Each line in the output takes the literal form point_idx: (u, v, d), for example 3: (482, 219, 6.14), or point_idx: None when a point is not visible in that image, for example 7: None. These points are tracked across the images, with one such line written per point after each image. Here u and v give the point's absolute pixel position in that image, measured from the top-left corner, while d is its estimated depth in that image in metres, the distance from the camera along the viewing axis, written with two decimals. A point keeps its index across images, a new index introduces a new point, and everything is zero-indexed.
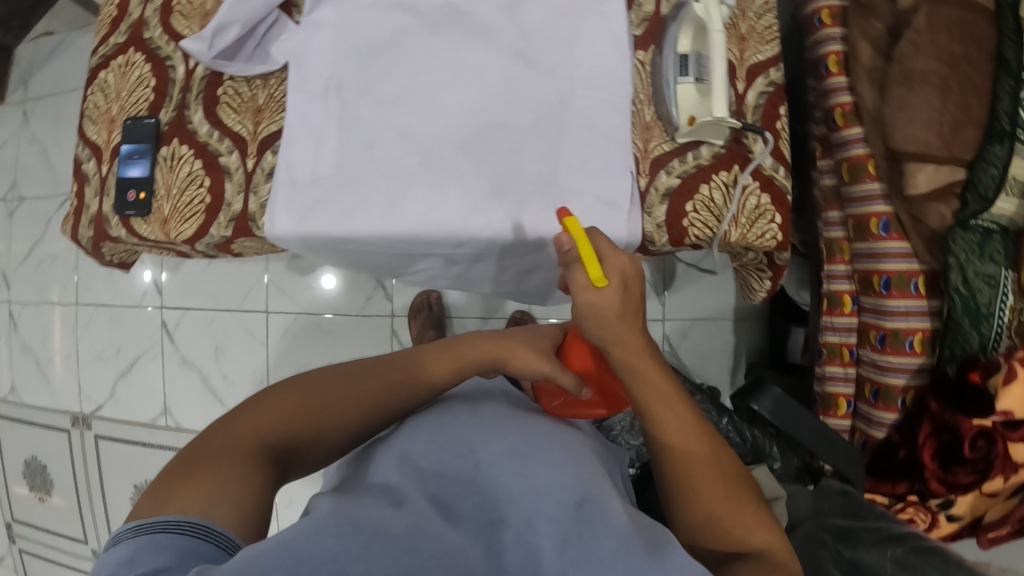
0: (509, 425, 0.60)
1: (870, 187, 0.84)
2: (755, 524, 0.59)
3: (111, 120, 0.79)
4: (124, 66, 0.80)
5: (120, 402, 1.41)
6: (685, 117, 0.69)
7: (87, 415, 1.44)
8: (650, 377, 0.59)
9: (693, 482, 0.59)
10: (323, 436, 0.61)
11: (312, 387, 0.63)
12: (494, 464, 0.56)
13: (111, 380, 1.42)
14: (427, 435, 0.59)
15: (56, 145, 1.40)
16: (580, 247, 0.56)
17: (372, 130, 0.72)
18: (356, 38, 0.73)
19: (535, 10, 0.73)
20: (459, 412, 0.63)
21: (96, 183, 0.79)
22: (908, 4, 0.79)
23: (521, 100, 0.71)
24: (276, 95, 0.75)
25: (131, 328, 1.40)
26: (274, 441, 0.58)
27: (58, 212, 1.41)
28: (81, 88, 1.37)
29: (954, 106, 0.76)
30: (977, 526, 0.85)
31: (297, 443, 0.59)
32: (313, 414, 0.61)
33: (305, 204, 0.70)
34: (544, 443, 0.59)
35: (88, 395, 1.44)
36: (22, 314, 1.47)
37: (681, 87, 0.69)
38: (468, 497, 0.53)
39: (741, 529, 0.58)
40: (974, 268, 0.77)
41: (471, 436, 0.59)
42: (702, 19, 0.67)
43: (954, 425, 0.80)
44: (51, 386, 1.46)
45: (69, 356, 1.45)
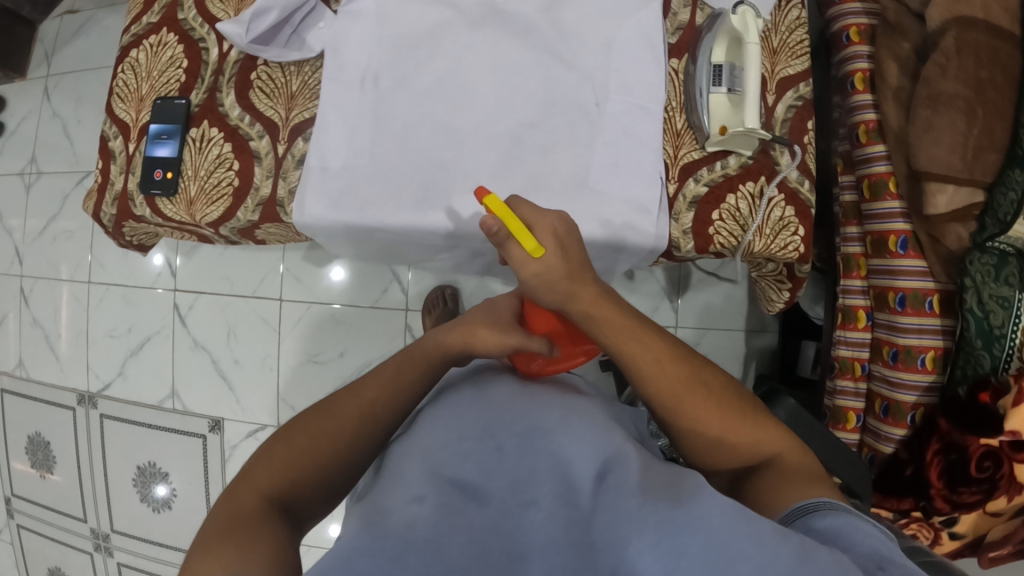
0: (509, 393, 0.62)
1: (891, 204, 0.87)
2: (762, 435, 0.64)
3: (141, 99, 0.79)
4: (155, 46, 0.80)
5: (126, 383, 1.41)
6: (716, 126, 0.70)
7: (93, 394, 1.43)
8: (612, 323, 0.62)
9: (694, 413, 0.64)
10: (330, 468, 0.60)
11: (296, 435, 0.62)
12: (515, 442, 0.55)
13: (118, 360, 1.41)
14: (442, 425, 0.59)
15: (76, 122, 1.39)
16: (511, 224, 0.56)
17: (407, 123, 0.72)
18: (395, 31, 0.74)
19: (573, 12, 0.73)
20: (466, 399, 0.62)
21: (122, 161, 0.79)
22: (936, 25, 0.78)
23: (556, 101, 0.72)
24: (310, 82, 0.75)
25: (141, 310, 1.39)
26: (280, 493, 0.57)
27: (74, 189, 1.40)
28: (104, 67, 1.37)
29: (978, 130, 0.77)
30: (978, 546, 0.86)
31: (305, 486, 0.59)
32: (307, 453, 0.60)
33: (334, 194, 0.71)
34: (559, 413, 0.58)
35: (92, 374, 1.43)
36: (31, 290, 1.46)
37: (714, 97, 0.69)
38: (496, 476, 0.53)
39: (750, 441, 0.64)
40: (988, 290, 0.79)
41: (483, 416, 0.59)
42: (738, 30, 0.67)
43: (961, 443, 0.80)
44: (55, 364, 1.45)
45: (75, 334, 1.44)
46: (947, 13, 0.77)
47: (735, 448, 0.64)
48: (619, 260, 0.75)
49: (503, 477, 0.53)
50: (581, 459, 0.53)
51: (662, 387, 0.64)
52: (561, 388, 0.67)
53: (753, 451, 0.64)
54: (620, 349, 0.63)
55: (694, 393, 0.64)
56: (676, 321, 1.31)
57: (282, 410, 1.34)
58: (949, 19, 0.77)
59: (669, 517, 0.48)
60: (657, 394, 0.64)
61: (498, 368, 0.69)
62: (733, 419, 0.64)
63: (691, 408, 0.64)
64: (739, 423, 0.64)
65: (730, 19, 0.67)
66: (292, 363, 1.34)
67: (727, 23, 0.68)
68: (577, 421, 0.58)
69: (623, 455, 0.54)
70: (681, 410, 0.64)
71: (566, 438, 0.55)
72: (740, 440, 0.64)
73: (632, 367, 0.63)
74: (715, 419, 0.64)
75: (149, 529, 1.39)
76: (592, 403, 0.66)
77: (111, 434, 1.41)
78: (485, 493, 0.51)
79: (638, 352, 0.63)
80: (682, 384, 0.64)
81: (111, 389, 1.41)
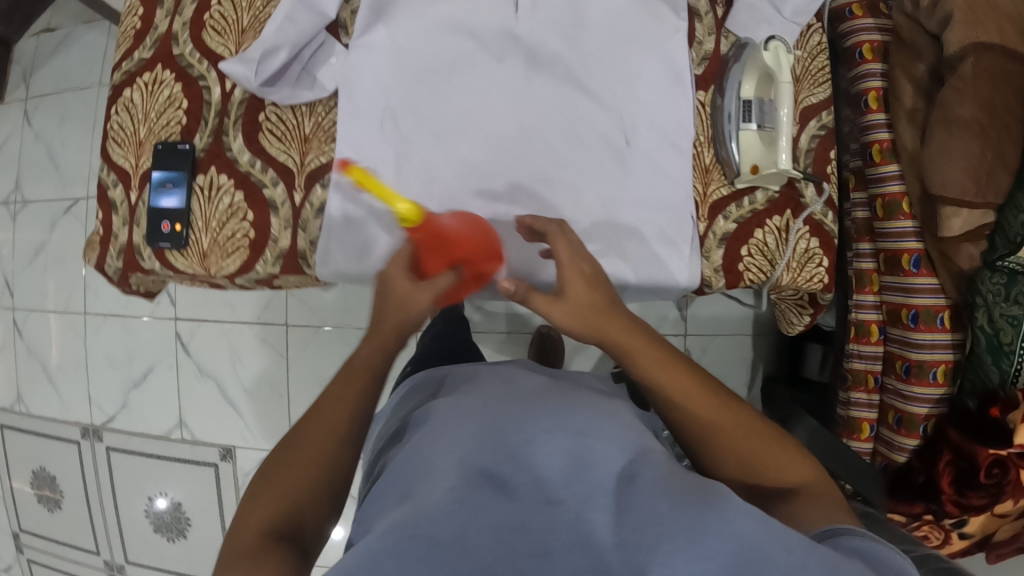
0: (521, 400, 0.60)
1: (903, 224, 0.89)
2: (785, 457, 0.61)
3: (140, 143, 0.75)
4: (151, 84, 0.76)
5: (132, 415, 1.36)
6: (747, 164, 0.70)
7: (98, 427, 1.38)
8: (631, 340, 0.62)
9: (716, 431, 0.61)
10: (331, 477, 0.54)
11: (282, 457, 0.55)
12: (524, 444, 0.52)
13: (122, 392, 1.36)
14: (457, 432, 0.56)
15: (59, 146, 1.31)
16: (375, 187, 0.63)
17: (431, 165, 0.70)
18: (414, 67, 0.70)
19: (599, 43, 0.71)
20: (477, 407, 0.60)
21: (125, 212, 0.74)
22: (955, 50, 0.77)
23: (585, 139, 0.71)
24: (324, 124, 0.71)
25: (142, 339, 1.34)
26: (279, 521, 0.51)
27: (62, 218, 1.33)
28: (87, 87, 1.29)
29: (991, 153, 0.78)
30: (986, 545, 0.90)
31: (305, 507, 0.53)
32: (299, 473, 0.54)
33: (364, 241, 0.70)
34: (577, 414, 0.57)
35: (94, 407, 1.38)
36: (23, 322, 1.39)
37: (745, 135, 0.69)
38: (522, 470, 0.49)
39: (774, 465, 0.60)
40: (999, 309, 0.81)
41: (498, 420, 0.56)
42: (771, 67, 0.68)
43: (971, 452, 0.83)
44: (54, 397, 1.40)
45: (72, 366, 1.38)
46: (965, 37, 0.77)
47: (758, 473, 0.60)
48: (649, 297, 0.75)
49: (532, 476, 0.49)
50: (606, 460, 0.51)
51: (682, 403, 0.61)
52: (582, 395, 0.66)
53: (778, 475, 0.60)
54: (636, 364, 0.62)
55: (715, 411, 0.61)
56: (685, 329, 1.32)
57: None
58: (968, 44, 0.76)
59: (700, 519, 0.44)
60: (674, 411, 0.62)
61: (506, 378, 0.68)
62: (755, 440, 0.61)
63: (712, 426, 0.61)
64: (761, 444, 0.61)
65: (763, 55, 0.68)
66: (302, 387, 1.31)
67: (758, 58, 0.68)
68: (604, 426, 0.56)
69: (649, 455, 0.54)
70: (702, 429, 0.61)
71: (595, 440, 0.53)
72: (764, 463, 0.60)
73: (651, 382, 0.62)
74: (737, 438, 0.61)
75: (166, 559, 1.37)
76: (611, 406, 0.65)
77: (119, 467, 1.37)
78: (513, 486, 0.48)
79: (657, 366, 0.62)
80: (701, 400, 0.62)
81: (115, 422, 1.37)
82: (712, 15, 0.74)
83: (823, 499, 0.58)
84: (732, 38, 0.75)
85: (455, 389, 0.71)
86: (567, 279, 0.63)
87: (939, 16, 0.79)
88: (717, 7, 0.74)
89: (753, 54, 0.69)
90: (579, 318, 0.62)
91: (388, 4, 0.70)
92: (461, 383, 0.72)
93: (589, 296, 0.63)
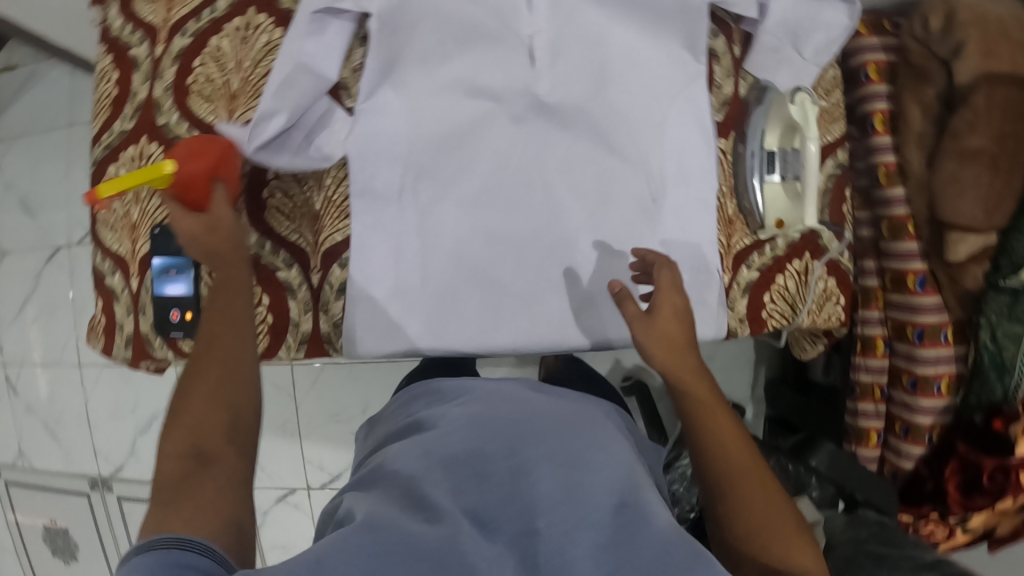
0: (510, 416, 0.57)
1: (910, 245, 0.89)
2: (791, 542, 0.55)
3: (133, 226, 0.70)
4: (137, 159, 0.70)
5: (143, 463, 1.26)
6: (772, 219, 0.72)
7: (108, 477, 1.27)
8: (680, 369, 0.62)
9: (732, 482, 0.57)
10: (242, 391, 0.54)
11: (191, 380, 0.53)
12: (506, 473, 0.49)
13: (130, 438, 1.26)
14: (439, 445, 0.54)
15: (33, 193, 1.22)
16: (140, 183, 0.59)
17: (456, 237, 0.68)
18: (430, 133, 0.67)
19: (620, 95, 0.70)
20: (467, 419, 0.57)
21: (127, 300, 0.70)
22: (966, 81, 0.79)
23: (615, 200, 0.71)
24: (336, 199, 0.67)
25: (145, 390, 1.24)
26: (194, 440, 0.50)
27: (44, 268, 1.23)
28: (62, 128, 1.19)
29: (1001, 182, 0.79)
30: (991, 537, 0.96)
31: (217, 426, 0.51)
32: (209, 394, 0.53)
33: (391, 318, 0.67)
34: (564, 432, 0.55)
35: (101, 458, 1.27)
36: (17, 378, 1.29)
37: (769, 185, 0.72)
38: (505, 505, 0.47)
39: (779, 549, 0.54)
40: (1003, 328, 0.84)
41: (485, 436, 0.54)
42: (797, 120, 0.71)
43: (976, 460, 0.89)
44: (57, 450, 1.28)
45: (74, 419, 1.27)
46: (980, 68, 0.78)
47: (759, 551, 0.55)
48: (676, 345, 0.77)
49: (511, 507, 0.47)
50: (597, 491, 0.48)
51: (710, 439, 0.60)
52: (577, 410, 0.64)
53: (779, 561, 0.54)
54: (678, 386, 0.62)
55: (739, 463, 0.58)
56: None
57: (309, 472, 1.21)
58: (980, 74, 0.78)
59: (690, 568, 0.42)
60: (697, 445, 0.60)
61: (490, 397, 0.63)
62: (769, 513, 0.56)
63: (730, 478, 0.58)
64: (773, 522, 0.55)
65: (789, 109, 0.71)
66: (315, 424, 1.19)
67: (785, 112, 0.71)
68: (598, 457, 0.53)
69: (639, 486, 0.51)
70: (718, 473, 0.58)
71: (581, 468, 0.50)
72: (768, 540, 0.55)
73: (688, 409, 0.62)
74: (749, 501, 0.56)
75: None
76: (591, 417, 0.63)
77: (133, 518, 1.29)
78: (492, 525, 0.46)
79: (699, 392, 0.61)
80: (731, 442, 0.59)
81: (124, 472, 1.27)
82: (730, 55, 0.75)
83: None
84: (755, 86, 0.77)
85: (438, 397, 0.68)
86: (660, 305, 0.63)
87: (951, 44, 0.80)
88: (734, 47, 0.76)
89: (778, 107, 0.72)
90: (659, 340, 0.62)
91: (395, 64, 0.66)
92: (444, 386, 0.69)
93: (673, 329, 0.63)
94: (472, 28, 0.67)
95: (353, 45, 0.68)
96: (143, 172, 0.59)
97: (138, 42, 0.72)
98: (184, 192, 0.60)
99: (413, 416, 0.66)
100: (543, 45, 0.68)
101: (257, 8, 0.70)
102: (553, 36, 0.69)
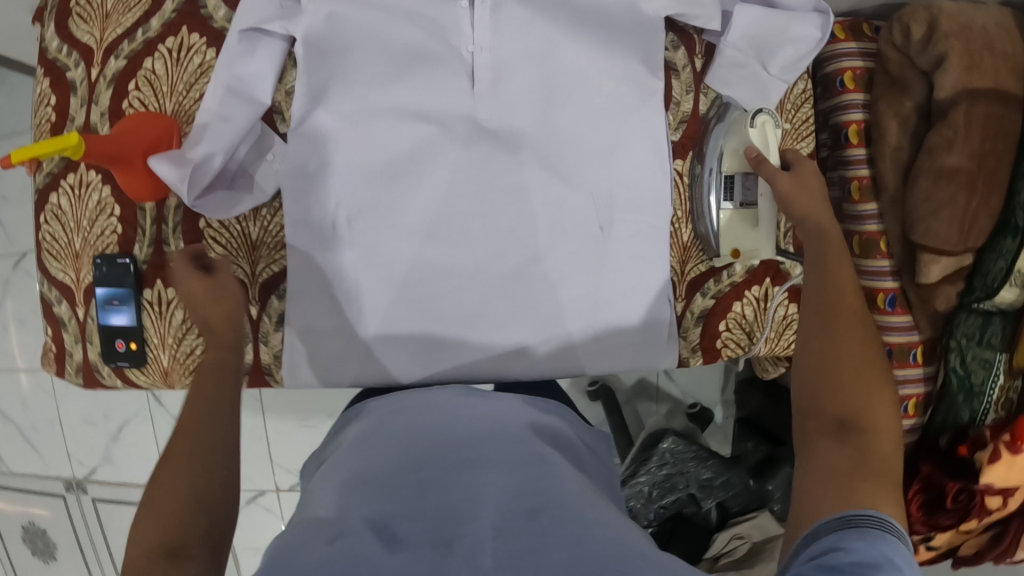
0: (425, 425, 0.52)
1: (881, 263, 0.86)
2: (868, 395, 0.48)
3: (77, 255, 0.69)
4: (78, 187, 0.69)
5: (117, 468, 1.05)
6: (728, 248, 0.71)
7: (82, 479, 1.06)
8: (816, 215, 0.60)
9: (834, 329, 0.52)
10: (224, 486, 0.47)
11: (168, 458, 0.47)
12: (413, 488, 0.44)
13: (101, 446, 1.04)
14: (346, 470, 0.48)
15: None
16: (41, 149, 0.58)
17: (396, 269, 0.66)
18: (365, 161, 0.64)
19: (569, 114, 0.67)
20: (377, 440, 0.51)
21: (75, 329, 0.70)
22: (947, 95, 0.75)
23: (563, 228, 0.68)
24: (270, 229, 0.67)
25: (123, 399, 1.03)
26: (167, 540, 0.42)
27: (13, 275, 1.05)
28: (19, 129, 1.07)
29: (977, 204, 0.75)
30: (953, 555, 0.91)
31: (195, 528, 0.44)
32: (185, 488, 0.45)
33: (335, 350, 0.67)
34: (479, 435, 0.49)
35: (74, 460, 1.05)
36: None
37: (726, 213, 0.70)
38: (415, 516, 0.41)
39: (847, 396, 0.48)
40: (972, 352, 0.81)
41: (398, 459, 0.47)
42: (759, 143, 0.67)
43: (939, 482, 0.83)
44: (33, 457, 1.06)
45: (38, 427, 1.05)
46: (958, 83, 0.74)
47: (825, 393, 0.49)
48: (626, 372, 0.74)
49: (422, 518, 0.40)
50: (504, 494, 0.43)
51: (829, 291, 0.55)
52: (509, 406, 0.57)
53: (842, 409, 0.48)
54: (812, 242, 0.59)
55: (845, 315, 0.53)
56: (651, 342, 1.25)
57: (277, 474, 1.11)
58: (961, 89, 0.74)
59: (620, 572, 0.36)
60: (811, 290, 0.56)
61: (416, 404, 0.57)
62: (858, 362, 0.50)
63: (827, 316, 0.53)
64: (860, 368, 0.50)
65: (751, 132, 0.67)
66: (282, 431, 1.10)
67: (748, 138, 0.67)
68: (517, 448, 0.48)
69: (548, 463, 0.47)
70: (818, 305, 0.54)
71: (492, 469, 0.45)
72: (848, 386, 0.49)
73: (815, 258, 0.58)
74: (840, 347, 0.51)
75: None
76: None
77: (114, 524, 1.07)
78: (401, 535, 0.39)
79: (833, 253, 0.57)
80: (848, 300, 0.54)
81: (99, 475, 1.05)
82: (690, 69, 0.71)
83: (863, 462, 0.45)
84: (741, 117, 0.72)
85: (353, 419, 0.61)
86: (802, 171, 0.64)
87: (932, 55, 0.76)
88: (696, 59, 0.71)
89: (739, 133, 0.68)
90: (802, 196, 0.61)
91: (327, 88, 0.63)
92: (361, 408, 0.62)
93: (815, 192, 0.63)
94: (407, 49, 0.63)
95: (287, 65, 0.65)
96: (54, 142, 0.58)
97: (73, 65, 0.70)
98: (115, 165, 0.62)
99: (331, 445, 0.59)
100: (484, 62, 0.64)
101: (189, 28, 0.68)
102: (496, 52, 0.64)
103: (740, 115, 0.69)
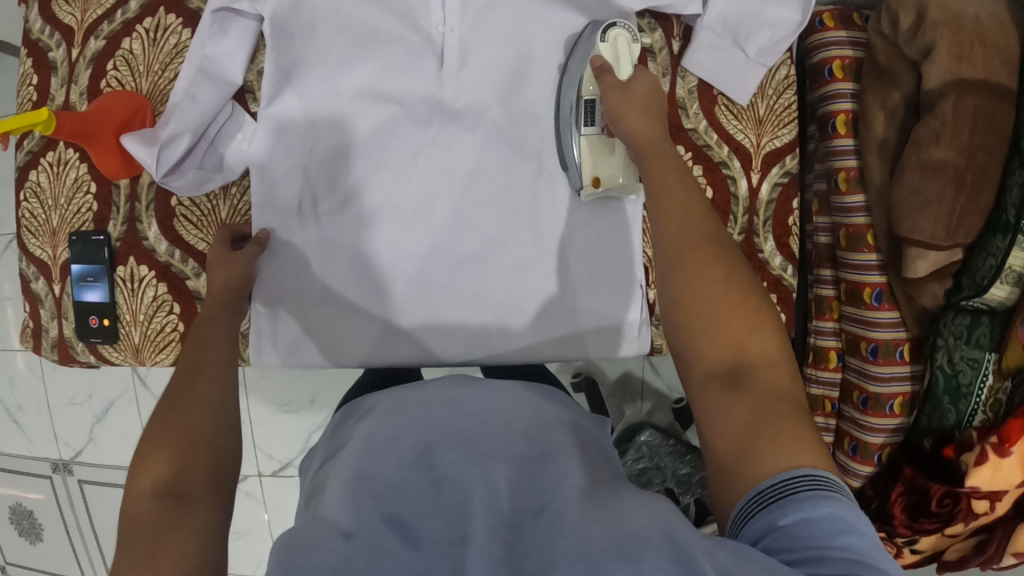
0: (430, 417, 0.47)
1: (867, 257, 0.83)
2: (746, 333, 0.45)
3: (54, 233, 0.70)
4: (56, 165, 0.70)
5: (103, 449, 1.07)
6: (589, 176, 0.64)
7: (67, 460, 1.08)
8: (649, 147, 0.54)
9: (691, 261, 0.47)
10: (226, 432, 0.49)
11: (171, 412, 0.49)
12: (430, 485, 0.41)
13: (88, 427, 1.06)
14: (353, 461, 0.45)
15: None
16: (13, 125, 0.60)
17: (359, 251, 0.67)
18: (329, 143, 0.65)
19: (537, 96, 0.66)
20: (375, 435, 0.48)
21: (51, 305, 0.71)
22: (935, 86, 0.73)
23: (531, 212, 0.68)
24: (241, 209, 0.67)
25: (108, 380, 1.04)
26: (172, 481, 0.45)
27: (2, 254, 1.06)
28: None
29: (965, 199, 0.72)
30: (939, 560, 0.88)
31: (200, 471, 0.46)
32: (185, 433, 0.48)
33: (300, 331, 0.68)
34: (481, 426, 0.45)
35: (60, 441, 1.07)
36: None
37: (585, 138, 0.62)
38: (429, 515, 0.39)
39: (722, 349, 0.45)
40: (960, 351, 0.76)
41: (400, 452, 0.44)
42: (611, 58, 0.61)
43: (923, 485, 0.80)
44: (20, 437, 1.09)
45: (25, 406, 1.08)
46: (947, 74, 0.72)
47: (702, 343, 0.45)
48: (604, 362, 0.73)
49: (438, 515, 0.39)
50: (522, 492, 0.40)
51: (669, 221, 0.49)
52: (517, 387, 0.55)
53: (722, 363, 0.44)
54: (650, 160, 0.53)
55: (692, 239, 0.48)
56: None
57: (258, 460, 1.12)
58: (949, 81, 0.72)
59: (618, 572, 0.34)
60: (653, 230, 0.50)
61: (379, 398, 0.56)
62: (721, 296, 0.46)
63: (681, 252, 0.48)
64: (728, 302, 0.45)
65: (602, 47, 0.61)
66: (264, 415, 1.10)
67: (598, 53, 0.61)
68: (521, 444, 0.45)
69: (558, 454, 0.44)
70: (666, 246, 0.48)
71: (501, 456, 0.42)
72: (721, 331, 0.45)
73: (648, 182, 0.52)
74: (700, 290, 0.46)
75: None
76: None
77: (99, 505, 1.09)
78: (418, 534, 0.38)
79: (667, 168, 0.52)
80: (692, 218, 0.49)
81: (85, 456, 1.07)
82: (667, 52, 0.70)
83: (761, 400, 0.42)
84: (722, 101, 0.70)
85: (365, 403, 0.57)
86: (637, 87, 0.57)
87: (920, 45, 0.74)
88: (673, 42, 0.70)
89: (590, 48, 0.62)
90: (632, 112, 0.55)
91: (292, 68, 0.64)
92: (370, 399, 0.58)
93: (648, 105, 0.56)
94: (372, 27, 0.63)
95: (260, 45, 0.66)
96: (25, 118, 0.60)
97: (55, 46, 0.71)
98: (86, 143, 0.64)
99: (341, 435, 0.55)
100: (454, 43, 0.64)
101: (165, 8, 0.69)
102: (464, 32, 0.64)
103: (597, 28, 0.63)
